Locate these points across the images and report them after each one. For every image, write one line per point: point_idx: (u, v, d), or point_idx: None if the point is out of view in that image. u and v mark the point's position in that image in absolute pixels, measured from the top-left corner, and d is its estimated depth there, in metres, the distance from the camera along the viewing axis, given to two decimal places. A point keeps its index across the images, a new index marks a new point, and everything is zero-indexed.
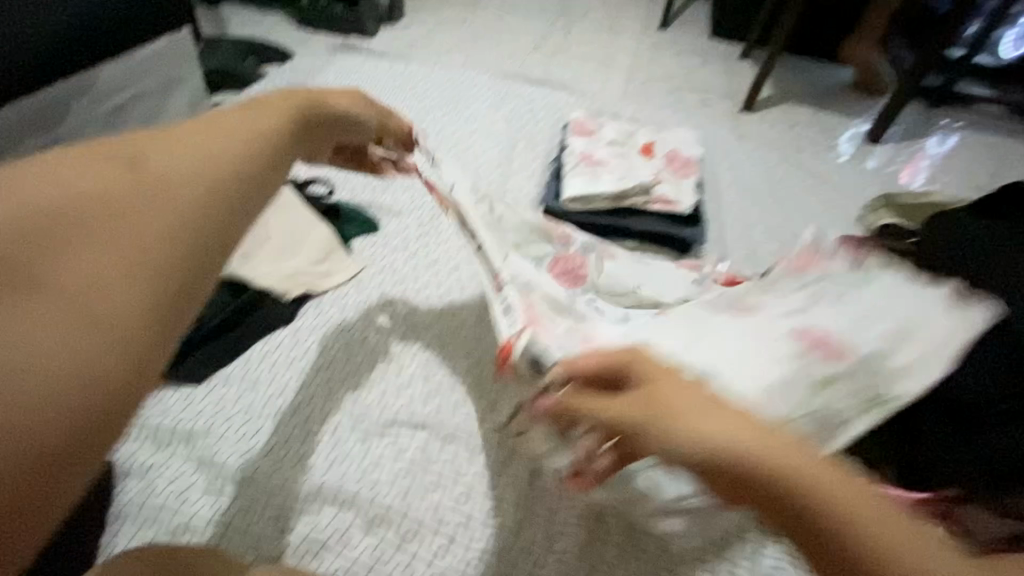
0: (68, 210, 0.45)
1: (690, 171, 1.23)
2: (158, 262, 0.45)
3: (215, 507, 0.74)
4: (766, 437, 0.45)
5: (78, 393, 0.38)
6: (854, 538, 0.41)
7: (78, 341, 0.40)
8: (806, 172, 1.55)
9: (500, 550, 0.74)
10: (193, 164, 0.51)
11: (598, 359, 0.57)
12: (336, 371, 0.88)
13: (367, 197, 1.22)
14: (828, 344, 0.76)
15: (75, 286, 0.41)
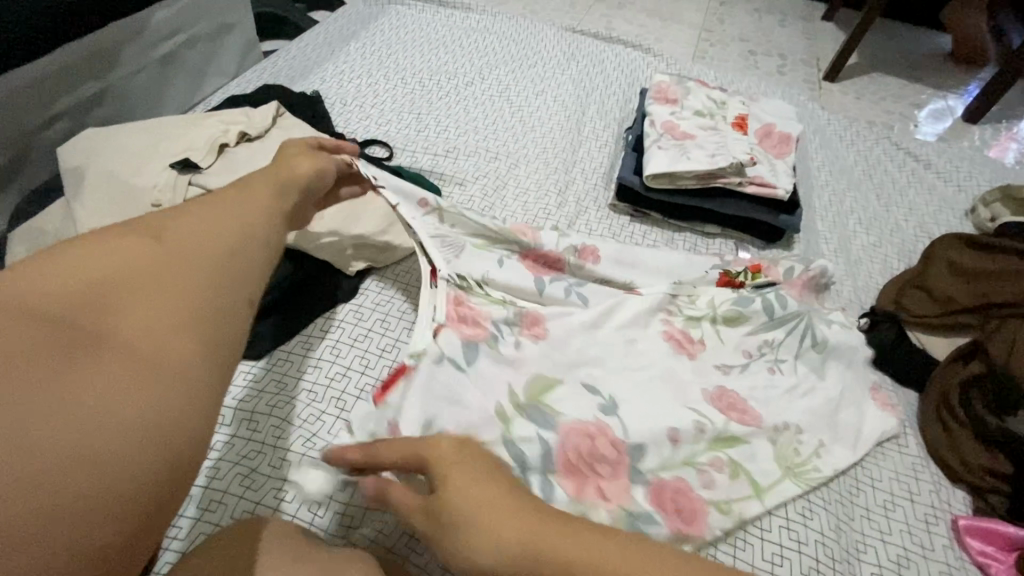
0: (94, 281, 0.44)
1: (787, 150, 1.10)
2: (192, 337, 0.45)
3: (277, 495, 0.67)
4: (525, 527, 0.48)
5: (139, 465, 0.39)
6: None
7: (131, 407, 0.40)
8: (906, 155, 1.39)
9: None
10: (204, 230, 0.52)
11: (398, 452, 0.54)
12: (400, 354, 0.82)
13: (427, 163, 1.14)
14: (742, 408, 0.79)
15: (117, 349, 0.42)
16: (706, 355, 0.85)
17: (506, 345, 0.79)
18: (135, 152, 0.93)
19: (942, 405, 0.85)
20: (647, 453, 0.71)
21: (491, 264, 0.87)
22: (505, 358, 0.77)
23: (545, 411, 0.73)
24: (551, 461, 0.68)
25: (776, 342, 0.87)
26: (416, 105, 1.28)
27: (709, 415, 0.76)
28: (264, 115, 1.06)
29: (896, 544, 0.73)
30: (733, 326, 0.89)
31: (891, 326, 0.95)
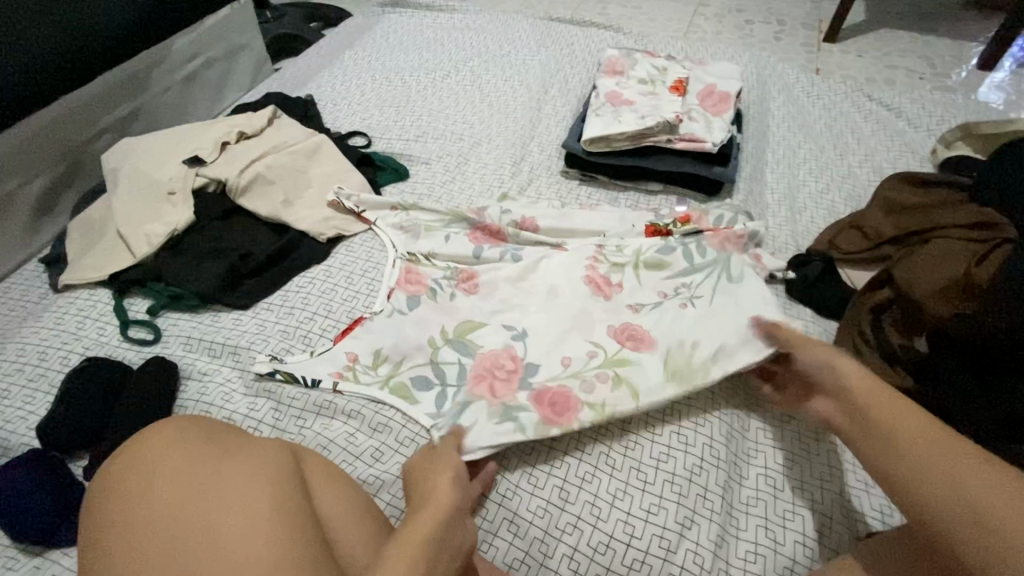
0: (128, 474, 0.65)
1: (725, 108, 1.17)
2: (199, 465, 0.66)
3: (249, 405, 0.85)
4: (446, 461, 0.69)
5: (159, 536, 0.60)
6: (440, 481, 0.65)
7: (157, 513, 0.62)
8: (877, 105, 1.40)
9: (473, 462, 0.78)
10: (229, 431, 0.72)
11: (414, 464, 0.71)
12: (358, 302, 0.98)
13: (400, 148, 1.30)
14: (640, 335, 0.88)
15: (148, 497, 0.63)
16: (622, 294, 0.93)
17: (441, 295, 0.94)
18: (158, 153, 1.16)
19: (857, 332, 0.89)
20: (540, 368, 0.84)
21: (439, 235, 1.06)
22: (441, 304, 0.93)
23: (467, 343, 0.88)
24: (463, 377, 0.84)
25: (695, 281, 0.94)
26: (396, 99, 1.44)
27: (603, 344, 0.86)
28: (261, 116, 1.26)
29: (778, 448, 0.82)
30: (654, 271, 0.96)
31: (821, 263, 0.99)
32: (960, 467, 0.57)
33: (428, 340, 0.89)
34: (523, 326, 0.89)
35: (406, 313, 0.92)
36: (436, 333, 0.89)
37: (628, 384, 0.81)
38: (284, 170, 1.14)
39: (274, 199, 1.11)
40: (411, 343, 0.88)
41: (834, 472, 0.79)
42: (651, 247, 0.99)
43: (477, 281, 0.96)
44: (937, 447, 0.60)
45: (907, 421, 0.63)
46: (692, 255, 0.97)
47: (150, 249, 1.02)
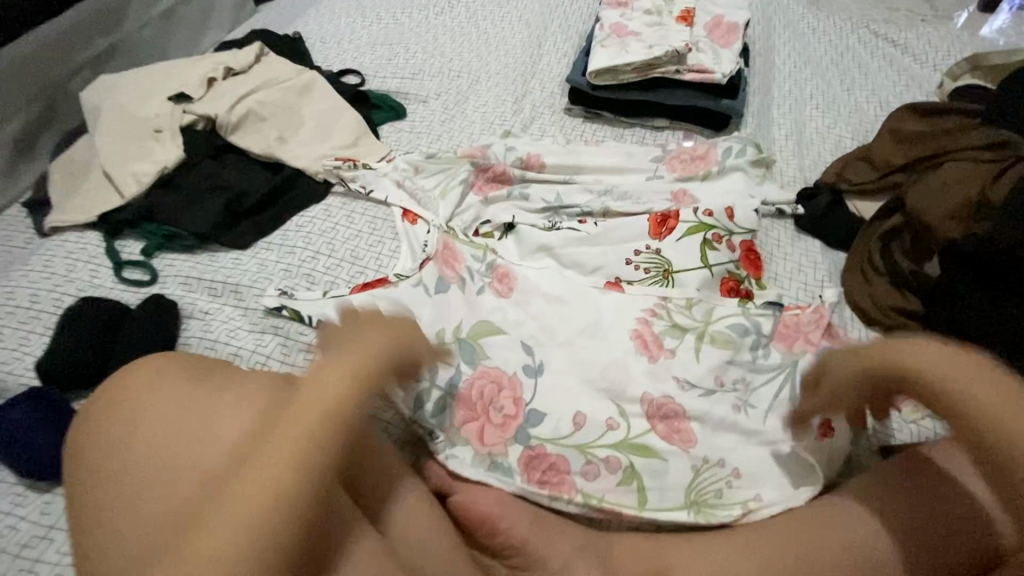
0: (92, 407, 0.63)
1: (733, 39, 1.13)
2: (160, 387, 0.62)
3: (256, 341, 0.82)
4: (372, 344, 0.64)
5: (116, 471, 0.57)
6: (363, 366, 0.61)
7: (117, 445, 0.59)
8: (884, 41, 1.36)
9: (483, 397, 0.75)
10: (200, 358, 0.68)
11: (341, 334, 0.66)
12: (361, 241, 0.96)
13: (395, 86, 1.25)
14: (677, 424, 0.73)
15: (110, 426, 0.60)
16: (672, 364, 0.77)
17: (470, 287, 0.86)
18: (142, 89, 1.10)
19: (866, 260, 0.89)
20: (554, 315, 0.82)
21: (442, 176, 1.03)
22: (466, 297, 0.85)
23: (475, 350, 0.79)
24: (455, 390, 0.75)
25: (754, 381, 0.77)
26: (389, 36, 1.37)
27: (629, 412, 0.73)
28: (249, 54, 1.20)
29: (789, 377, 0.78)
30: (720, 332, 0.80)
31: (826, 196, 0.98)
32: (967, 387, 0.58)
33: (438, 330, 0.82)
34: (541, 358, 0.78)
35: (429, 294, 0.86)
36: (453, 323, 0.83)
37: (640, 482, 0.69)
38: (276, 107, 1.09)
39: (266, 136, 1.05)
40: (430, 317, 0.84)
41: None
42: (725, 313, 0.82)
43: (513, 279, 0.86)
44: (966, 384, 0.59)
45: (921, 355, 0.62)
46: (756, 334, 0.81)
47: (140, 188, 0.98)
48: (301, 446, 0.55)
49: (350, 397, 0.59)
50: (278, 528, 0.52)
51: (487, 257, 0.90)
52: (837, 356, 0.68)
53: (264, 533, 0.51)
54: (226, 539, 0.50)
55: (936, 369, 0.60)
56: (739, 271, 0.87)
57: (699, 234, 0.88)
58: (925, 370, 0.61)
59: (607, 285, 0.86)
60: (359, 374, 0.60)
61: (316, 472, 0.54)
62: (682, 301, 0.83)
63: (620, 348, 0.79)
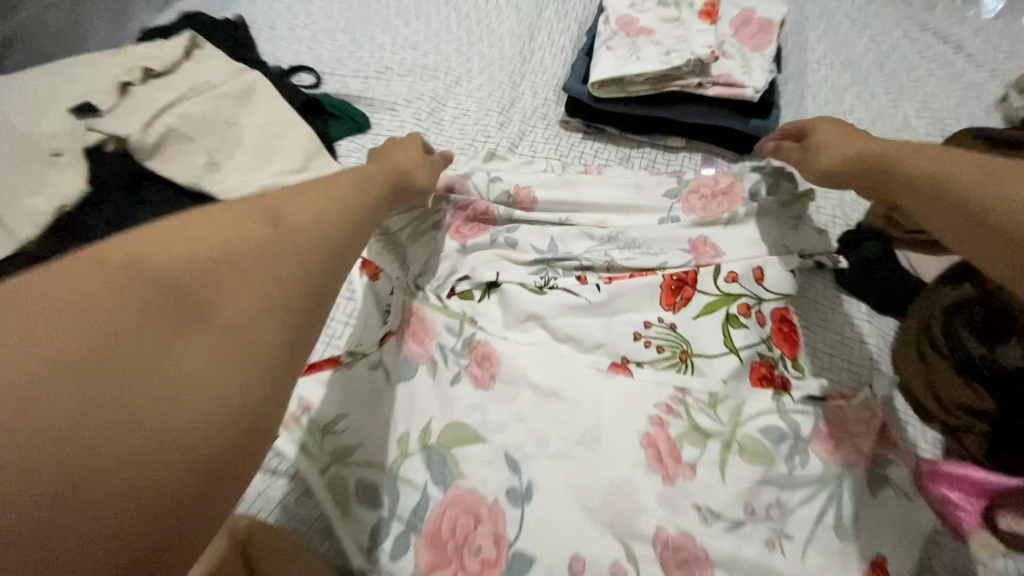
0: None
1: (767, 40, 0.93)
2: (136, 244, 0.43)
3: None
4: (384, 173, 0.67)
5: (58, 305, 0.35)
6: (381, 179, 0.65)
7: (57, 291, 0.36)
8: (936, 34, 1.16)
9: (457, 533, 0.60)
10: None
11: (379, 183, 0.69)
12: None
13: (358, 88, 1.04)
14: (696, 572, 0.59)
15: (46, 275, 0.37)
16: (690, 486, 0.63)
17: (444, 371, 0.70)
18: (37, 98, 0.88)
19: (925, 334, 0.73)
20: (547, 414, 0.67)
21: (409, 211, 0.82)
22: (439, 386, 0.69)
23: (448, 464, 0.64)
24: (422, 520, 0.61)
25: (790, 504, 0.63)
26: (350, 21, 1.14)
27: (637, 555, 0.59)
28: (174, 47, 0.98)
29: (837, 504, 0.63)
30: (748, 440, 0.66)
31: (878, 246, 0.81)
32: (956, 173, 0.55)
33: (401, 434, 0.66)
34: (529, 477, 0.63)
35: (390, 382, 0.69)
36: (420, 424, 0.67)
37: None
38: (207, 122, 0.89)
39: (193, 161, 0.85)
40: (392, 416, 0.67)
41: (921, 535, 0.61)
42: (754, 413, 0.67)
43: (496, 362, 0.70)
44: (950, 170, 0.55)
45: (915, 155, 0.60)
46: (793, 442, 0.66)
47: (34, 231, 0.79)
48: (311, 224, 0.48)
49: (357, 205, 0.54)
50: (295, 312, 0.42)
51: (464, 330, 0.73)
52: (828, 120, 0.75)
53: (270, 309, 0.41)
54: (218, 251, 0.40)
55: (914, 157, 0.60)
56: (772, 351, 0.72)
57: (722, 308, 0.74)
58: (901, 162, 0.61)
59: (614, 367, 0.70)
60: (370, 192, 0.58)
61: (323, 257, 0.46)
62: (703, 398, 0.68)
63: (626, 462, 0.64)
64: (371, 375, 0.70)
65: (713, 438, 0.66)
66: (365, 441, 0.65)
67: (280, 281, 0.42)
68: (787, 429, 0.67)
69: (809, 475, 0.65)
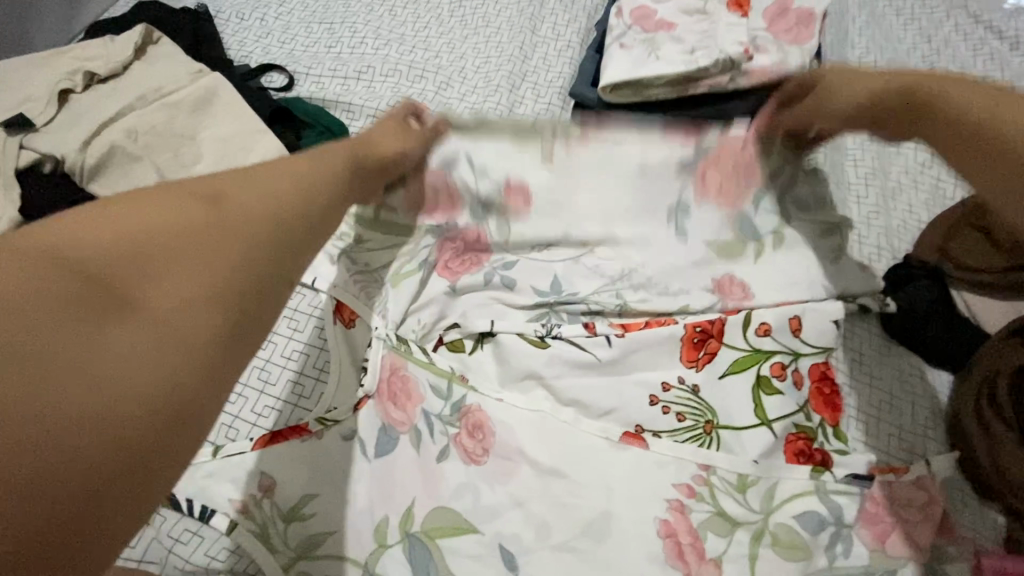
0: None
1: (808, 37, 0.80)
2: None
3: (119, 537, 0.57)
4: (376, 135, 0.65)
5: None
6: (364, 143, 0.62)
7: None
8: (991, 25, 1.02)
9: None
10: None
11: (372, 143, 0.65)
12: (278, 353, 0.69)
13: (335, 91, 0.91)
14: None
15: None
16: None
17: (427, 443, 0.59)
18: None
19: (986, 391, 0.63)
20: (548, 498, 0.57)
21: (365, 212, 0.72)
22: (421, 461, 0.59)
23: (433, 559, 0.55)
24: None
25: None
26: (328, 10, 1.01)
27: None
28: (123, 43, 0.85)
29: None
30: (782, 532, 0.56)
31: (931, 284, 0.70)
32: (969, 99, 0.49)
33: (376, 521, 0.56)
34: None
35: (367, 458, 0.59)
36: (399, 507, 0.57)
37: None
38: (158, 135, 0.77)
39: (142, 181, 0.74)
40: (366, 499, 0.57)
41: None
42: (791, 496, 0.58)
43: (490, 431, 0.60)
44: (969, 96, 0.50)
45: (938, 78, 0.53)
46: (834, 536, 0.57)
47: None
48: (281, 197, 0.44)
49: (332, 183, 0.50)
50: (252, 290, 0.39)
51: (454, 392, 0.61)
52: (837, 69, 0.63)
53: (220, 277, 0.37)
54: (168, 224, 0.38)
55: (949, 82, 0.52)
56: (810, 419, 0.62)
57: (754, 368, 0.63)
58: (937, 81, 0.53)
59: (626, 437, 0.60)
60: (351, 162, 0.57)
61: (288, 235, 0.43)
62: (731, 480, 0.58)
63: (641, 557, 0.54)
64: (345, 447, 0.59)
65: (743, 529, 0.56)
66: (338, 532, 0.56)
67: (237, 254, 0.39)
68: (830, 516, 0.57)
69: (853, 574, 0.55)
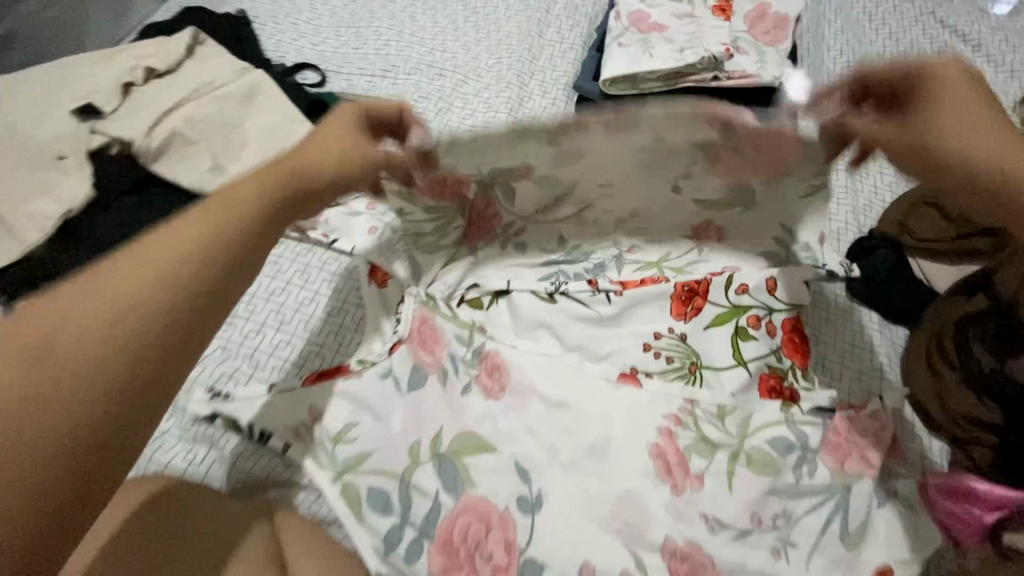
0: None
1: (783, 37, 0.91)
2: None
3: (187, 457, 0.67)
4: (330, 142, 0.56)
5: None
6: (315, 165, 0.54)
7: None
8: (953, 31, 1.12)
9: (464, 542, 0.61)
10: None
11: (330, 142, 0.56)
12: (317, 308, 0.79)
13: (363, 87, 1.02)
14: None
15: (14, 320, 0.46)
16: (699, 496, 0.63)
17: (454, 382, 0.69)
18: (39, 97, 0.87)
19: (935, 345, 0.73)
20: (556, 427, 0.67)
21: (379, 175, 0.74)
22: (449, 395, 0.69)
23: (460, 471, 0.64)
24: (431, 529, 0.61)
25: (796, 513, 0.63)
26: (355, 17, 1.12)
27: (645, 565, 0.59)
28: (177, 44, 0.96)
29: (846, 516, 0.63)
30: (754, 454, 0.66)
31: (890, 253, 0.80)
32: None
33: (411, 443, 0.65)
34: (538, 486, 0.64)
35: (401, 391, 0.68)
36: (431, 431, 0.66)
37: None
38: (210, 122, 0.88)
39: (199, 162, 0.84)
40: (403, 425, 0.66)
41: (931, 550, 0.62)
42: (764, 425, 0.67)
43: (505, 372, 0.70)
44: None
45: None
46: (802, 457, 0.66)
47: (40, 235, 0.79)
48: (129, 294, 0.41)
49: (214, 244, 0.46)
50: (106, 391, 0.39)
51: (475, 340, 0.71)
52: (940, 75, 0.53)
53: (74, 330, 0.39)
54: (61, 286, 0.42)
55: None
56: (781, 362, 0.72)
57: (732, 319, 0.73)
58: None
59: (622, 377, 0.70)
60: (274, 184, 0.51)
61: (149, 339, 0.41)
62: (712, 410, 0.68)
63: (634, 473, 0.64)
64: (382, 383, 0.69)
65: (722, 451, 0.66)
66: (375, 450, 0.65)
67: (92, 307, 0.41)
68: (797, 440, 0.67)
69: (818, 488, 0.64)
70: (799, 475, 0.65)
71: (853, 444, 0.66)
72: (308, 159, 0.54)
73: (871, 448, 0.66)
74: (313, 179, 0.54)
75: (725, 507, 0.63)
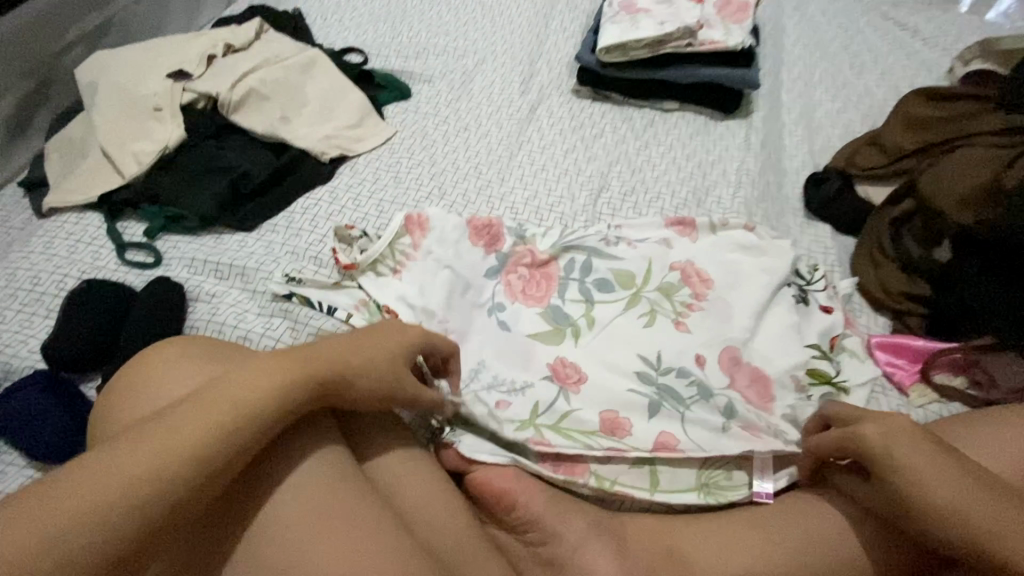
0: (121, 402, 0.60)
1: (745, 17, 1.12)
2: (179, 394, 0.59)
3: (266, 325, 0.81)
4: (379, 349, 0.62)
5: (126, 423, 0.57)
6: (364, 371, 0.60)
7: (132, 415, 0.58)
8: (895, 22, 1.33)
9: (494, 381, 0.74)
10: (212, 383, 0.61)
11: (391, 341, 0.63)
12: (368, 224, 0.94)
13: (399, 65, 1.22)
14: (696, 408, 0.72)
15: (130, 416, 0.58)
16: (690, 342, 0.76)
17: (480, 275, 0.84)
18: (139, 64, 1.07)
19: (876, 244, 0.89)
20: (568, 304, 0.81)
21: (390, 235, 0.86)
22: (476, 282, 0.83)
23: (494, 332, 0.79)
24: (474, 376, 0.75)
25: (768, 360, 0.76)
26: (390, 13, 1.33)
27: (643, 395, 0.73)
28: (248, 28, 1.16)
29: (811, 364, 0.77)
30: (734, 317, 0.79)
31: (837, 181, 0.97)
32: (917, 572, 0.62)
33: (447, 311, 0.80)
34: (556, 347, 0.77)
35: (438, 274, 0.82)
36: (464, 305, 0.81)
37: (652, 467, 0.71)
38: (278, 85, 1.07)
39: (270, 115, 1.04)
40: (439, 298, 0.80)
41: (868, 383, 0.77)
42: (745, 299, 0.80)
43: (524, 269, 0.85)
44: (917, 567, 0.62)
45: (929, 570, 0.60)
46: (769, 319, 0.80)
47: (140, 168, 0.96)
48: (158, 460, 0.49)
49: (228, 445, 0.51)
50: (111, 535, 0.46)
51: (502, 248, 0.87)
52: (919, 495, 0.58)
53: (114, 482, 0.47)
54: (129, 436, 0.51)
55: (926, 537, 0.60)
56: (756, 251, 0.86)
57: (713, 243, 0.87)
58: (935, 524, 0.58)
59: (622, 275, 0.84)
60: (317, 376, 0.57)
61: (120, 521, 0.46)
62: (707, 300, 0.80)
63: (635, 325, 0.78)
64: (426, 269, 0.84)
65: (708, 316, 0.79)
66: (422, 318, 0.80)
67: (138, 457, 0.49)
68: (768, 307, 0.80)
69: (787, 342, 0.78)
70: (769, 333, 0.79)
71: (810, 316, 0.82)
72: (361, 353, 0.61)
73: (826, 319, 0.82)
74: (353, 389, 0.60)
75: (709, 352, 0.76)
